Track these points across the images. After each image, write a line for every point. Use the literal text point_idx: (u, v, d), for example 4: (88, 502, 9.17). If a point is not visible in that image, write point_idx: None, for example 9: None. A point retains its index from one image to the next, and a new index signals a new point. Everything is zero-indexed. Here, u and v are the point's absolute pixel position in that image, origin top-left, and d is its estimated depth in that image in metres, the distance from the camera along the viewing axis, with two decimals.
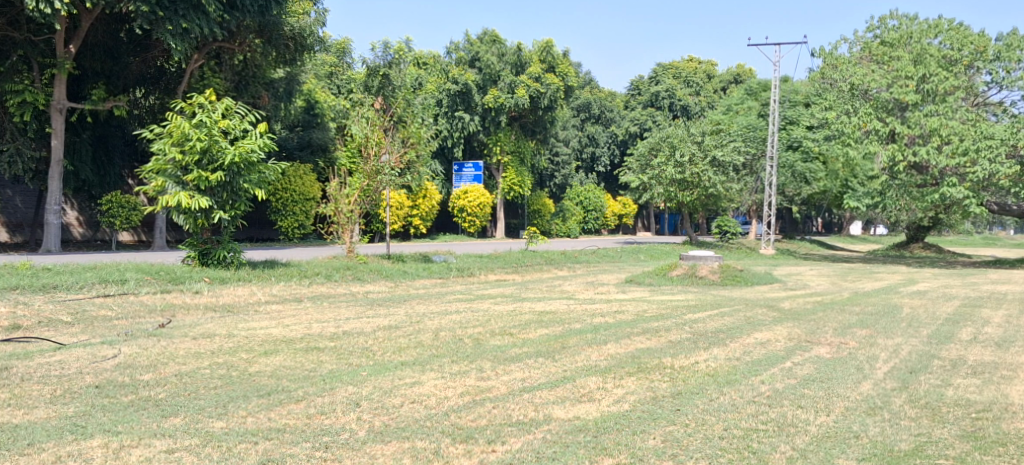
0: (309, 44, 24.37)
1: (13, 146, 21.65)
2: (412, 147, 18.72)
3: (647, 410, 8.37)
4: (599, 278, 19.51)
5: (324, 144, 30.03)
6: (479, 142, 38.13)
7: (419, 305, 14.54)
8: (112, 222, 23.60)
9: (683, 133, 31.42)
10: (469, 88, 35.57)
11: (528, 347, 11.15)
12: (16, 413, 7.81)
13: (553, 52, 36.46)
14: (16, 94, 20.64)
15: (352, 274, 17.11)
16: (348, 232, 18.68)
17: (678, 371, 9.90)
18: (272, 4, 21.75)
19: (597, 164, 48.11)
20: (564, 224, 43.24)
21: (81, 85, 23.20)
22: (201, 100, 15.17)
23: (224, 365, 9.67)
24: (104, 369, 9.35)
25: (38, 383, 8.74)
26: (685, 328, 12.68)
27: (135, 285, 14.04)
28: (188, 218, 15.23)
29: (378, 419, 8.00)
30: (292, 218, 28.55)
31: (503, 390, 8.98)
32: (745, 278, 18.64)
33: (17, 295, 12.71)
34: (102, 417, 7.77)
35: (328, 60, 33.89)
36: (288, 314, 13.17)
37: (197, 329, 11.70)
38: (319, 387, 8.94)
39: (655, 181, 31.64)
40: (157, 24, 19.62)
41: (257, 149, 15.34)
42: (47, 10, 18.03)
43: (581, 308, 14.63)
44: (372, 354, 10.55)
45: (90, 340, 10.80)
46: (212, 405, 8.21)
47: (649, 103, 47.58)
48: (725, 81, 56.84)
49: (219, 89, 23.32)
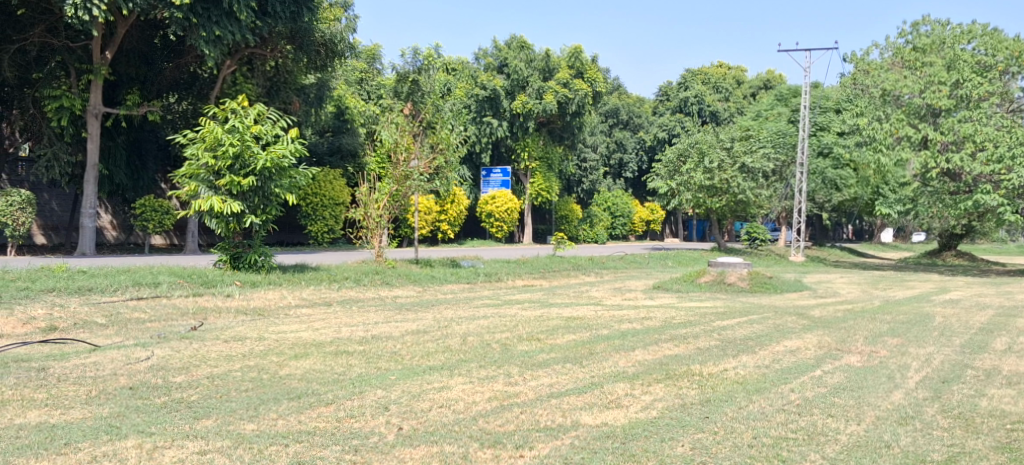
0: (339, 51, 24.51)
1: (51, 151, 22.04)
2: (441, 153, 18.74)
3: (675, 417, 8.35)
4: (627, 284, 19.50)
5: (353, 149, 30.32)
6: (507, 148, 38.19)
7: (447, 310, 14.57)
8: (145, 226, 23.86)
9: (713, 139, 31.24)
10: (497, 93, 35.65)
11: (555, 353, 11.14)
12: (53, 413, 7.94)
13: (582, 58, 36.47)
14: (55, 99, 21.00)
15: (381, 278, 17.22)
16: (376, 237, 18.82)
17: (707, 378, 9.85)
18: (304, 10, 21.87)
19: (625, 170, 47.93)
20: (591, 230, 43.40)
21: (116, 91, 23.55)
22: (234, 106, 15.31)
23: (255, 369, 9.76)
24: (138, 371, 9.47)
25: (74, 384, 8.88)
26: (714, 336, 12.60)
27: (168, 289, 14.21)
28: (220, 223, 15.42)
29: (407, 423, 8.05)
30: (322, 223, 28.88)
31: (531, 396, 8.98)
32: (775, 285, 18.54)
33: (53, 298, 12.95)
34: (135, 418, 7.88)
35: (358, 66, 34.03)
36: (317, 318, 13.26)
37: (228, 333, 11.79)
38: (348, 391, 9.00)
39: (684, 187, 31.60)
40: (191, 31, 19.94)
41: (289, 155, 15.50)
42: (85, 17, 18.29)
43: (608, 314, 14.62)
44: (400, 358, 10.59)
45: (123, 342, 10.95)
46: (243, 407, 8.30)
47: (677, 109, 46.95)
48: (755, 87, 56.74)
49: (251, 95, 23.56)
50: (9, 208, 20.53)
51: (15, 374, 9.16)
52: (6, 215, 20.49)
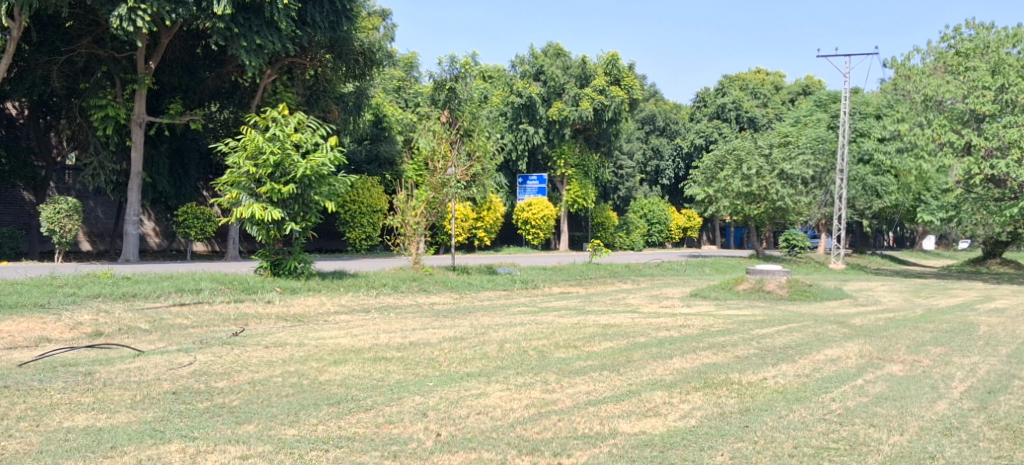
0: (377, 59, 24.87)
1: (96, 160, 22.47)
2: (477, 161, 18.82)
3: (714, 426, 8.29)
4: (664, 291, 19.40)
5: (391, 157, 30.60)
6: (543, 155, 38.21)
7: (483, 317, 14.59)
8: (187, 233, 24.22)
9: (751, 146, 30.98)
10: (533, 101, 35.72)
11: (592, 360, 11.11)
12: (99, 417, 8.09)
13: (619, 65, 36.08)
14: (100, 109, 21.39)
15: (418, 285, 17.31)
16: (413, 244, 18.96)
17: (746, 387, 9.76)
18: (342, 20, 22.16)
19: (661, 177, 47.74)
20: (628, 237, 43.20)
21: (159, 100, 23.95)
22: (274, 114, 15.51)
23: (296, 374, 9.87)
24: (181, 376, 9.62)
25: (119, 389, 9.04)
26: (753, 344, 12.49)
27: (210, 295, 14.39)
28: (261, 230, 15.65)
29: (445, 429, 8.08)
30: (360, 230, 29.10)
31: (568, 403, 8.97)
32: (814, 293, 18.34)
33: (99, 304, 13.20)
34: (178, 423, 7.99)
35: (396, 74, 34.27)
36: (356, 324, 13.37)
37: (269, 338, 11.94)
38: (387, 397, 9.06)
39: (721, 194, 31.42)
40: (233, 41, 20.23)
41: (328, 163, 15.66)
42: (130, 29, 18.62)
43: (646, 322, 14.55)
44: (438, 365, 10.62)
45: (166, 348, 11.13)
46: (284, 413, 8.39)
47: (715, 115, 46.64)
48: (794, 93, 56.33)
49: (291, 103, 23.83)
50: (56, 216, 21.01)
51: (63, 378, 9.36)
52: (53, 222, 20.95)
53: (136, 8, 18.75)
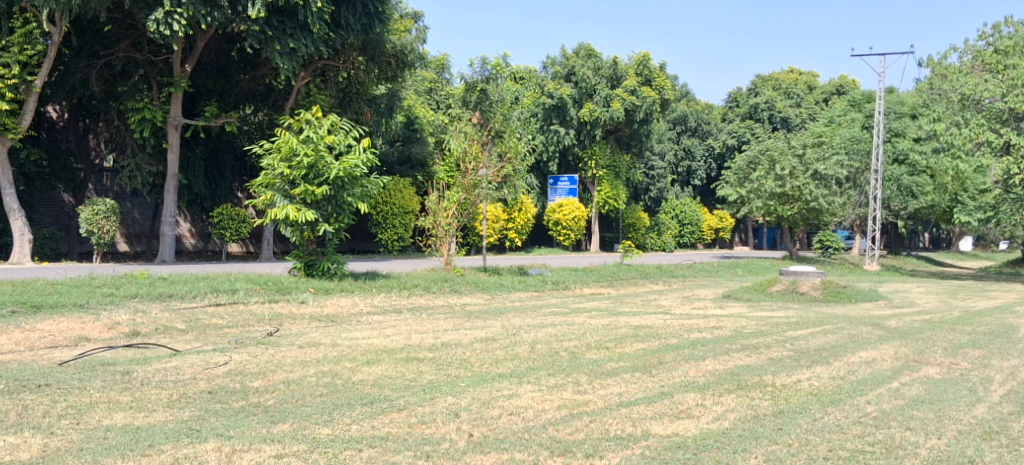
0: (409, 61, 25.05)
1: (134, 162, 22.79)
2: (508, 162, 18.79)
3: (748, 428, 8.24)
4: (696, 292, 19.29)
5: (423, 159, 30.79)
6: (574, 156, 38.19)
7: (515, 318, 14.62)
8: (222, 234, 24.49)
9: (784, 146, 30.72)
10: (564, 101, 35.79)
11: (624, 361, 11.09)
12: (137, 415, 8.20)
13: (650, 65, 36.14)
14: (137, 111, 21.66)
15: (449, 285, 17.37)
16: (445, 245, 19.06)
17: (780, 389, 9.70)
18: (375, 22, 22.30)
19: (694, 177, 47.16)
20: (659, 238, 43.01)
21: (195, 102, 24.26)
22: (308, 116, 15.65)
23: (329, 374, 9.95)
24: (217, 376, 9.74)
25: (157, 388, 9.17)
26: (787, 346, 12.39)
27: (245, 295, 14.56)
28: (295, 231, 15.82)
29: (477, 429, 8.11)
30: (392, 231, 29.28)
31: (600, 405, 8.96)
32: (849, 294, 18.15)
33: (136, 304, 13.40)
34: (215, 422, 8.09)
35: (428, 76, 34.41)
36: (388, 324, 13.46)
37: (303, 338, 12.05)
38: (419, 397, 9.10)
39: (754, 195, 31.21)
40: (268, 44, 20.43)
41: (361, 164, 15.78)
42: (166, 32, 18.87)
43: (677, 323, 14.49)
44: (470, 365, 10.66)
45: (202, 347, 11.27)
46: (318, 412, 8.47)
47: (747, 115, 46.48)
48: (828, 92, 55.93)
49: (324, 105, 24.00)
50: (94, 217, 21.33)
51: (102, 377, 9.51)
52: (92, 224, 21.25)
53: (173, 12, 19.01)
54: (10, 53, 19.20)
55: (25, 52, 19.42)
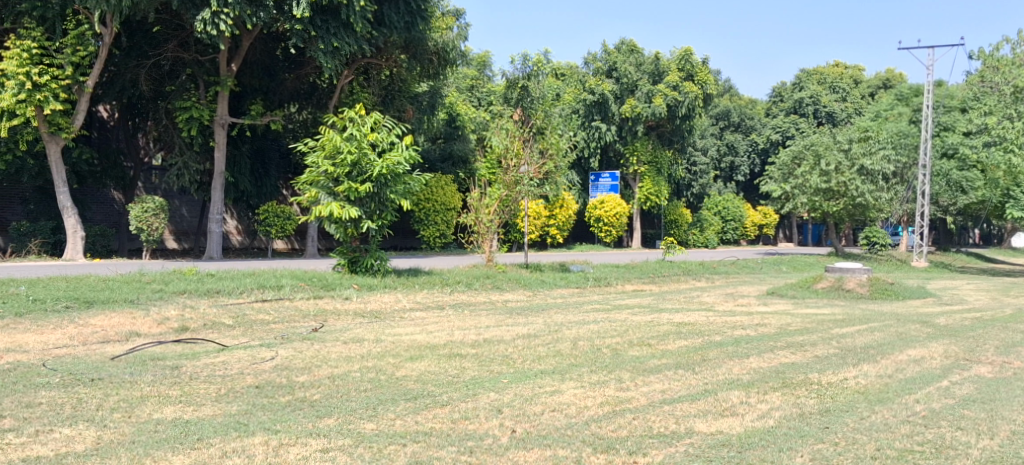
0: (451, 59, 25.16)
1: (181, 160, 23.20)
2: (550, 158, 18.84)
3: (793, 427, 8.15)
4: (739, 289, 19.12)
5: (465, 156, 30.88)
6: (616, 152, 37.98)
7: (556, 314, 14.61)
8: (268, 231, 24.81)
9: (829, 141, 30.31)
10: (605, 98, 35.83)
11: (666, 359, 11.03)
12: (186, 409, 8.36)
13: (692, 60, 35.65)
14: (185, 111, 21.97)
15: (491, 282, 17.42)
16: (487, 242, 19.13)
17: (826, 387, 9.58)
18: (417, 20, 22.42)
19: (736, 173, 46.90)
20: (702, 235, 42.66)
21: (241, 101, 24.59)
22: (351, 114, 15.77)
23: (373, 370, 10.05)
24: (264, 371, 9.89)
25: (205, 382, 9.35)
26: (833, 344, 12.22)
27: (290, 291, 14.76)
28: (339, 228, 15.99)
29: (520, 426, 8.13)
30: (434, 228, 29.48)
31: (643, 402, 8.93)
32: (896, 291, 17.88)
33: (184, 300, 13.65)
34: (262, 416, 8.22)
35: (469, 73, 34.53)
36: (431, 321, 13.54)
37: (347, 334, 12.18)
38: (462, 393, 9.16)
39: (799, 191, 30.82)
40: (312, 43, 20.63)
41: (404, 162, 15.88)
42: (213, 32, 19.15)
43: (721, 320, 14.38)
44: (512, 362, 10.69)
45: (250, 343, 11.45)
46: (362, 407, 8.56)
47: (792, 110, 45.84)
48: (874, 86, 55.26)
49: (367, 103, 24.38)
50: (143, 214, 21.77)
51: (153, 372, 9.71)
52: (141, 221, 21.73)
53: (220, 12, 19.28)
54: (64, 55, 19.75)
55: (78, 53, 19.90)
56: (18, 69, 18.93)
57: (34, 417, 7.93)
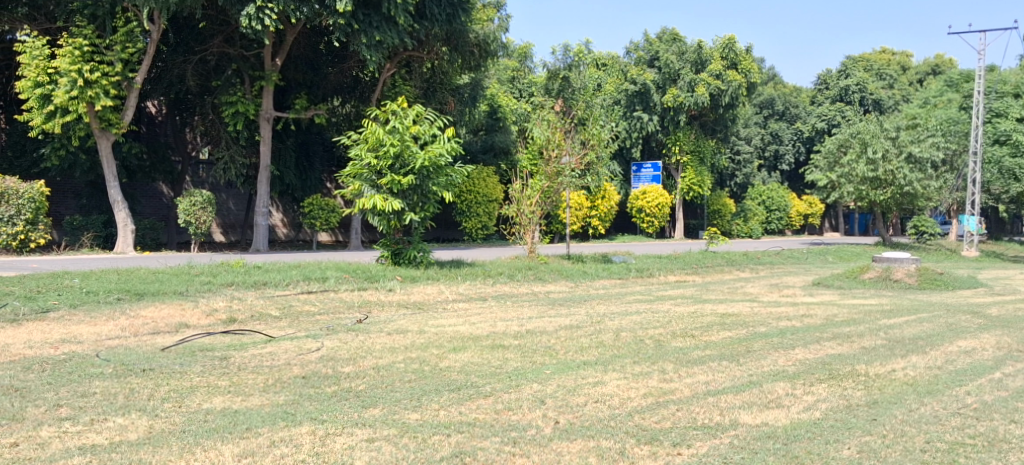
0: (492, 50, 25.14)
1: (228, 154, 23.56)
2: (592, 149, 18.63)
3: (840, 419, 8.06)
4: (785, 280, 18.89)
5: (506, 147, 30.90)
6: (658, 142, 37.73)
7: (599, 305, 14.60)
8: (313, 224, 25.10)
9: (876, 128, 29.76)
10: (647, 88, 35.75)
11: (710, 350, 10.95)
12: (235, 399, 8.52)
13: (736, 48, 35.26)
14: (231, 105, 22.27)
15: (534, 273, 17.44)
16: (529, 233, 19.18)
17: (874, 379, 9.45)
18: (459, 12, 22.49)
19: (781, 162, 46.29)
20: (745, 225, 42.23)
21: (285, 95, 24.88)
22: (394, 107, 15.86)
23: (417, 361, 10.14)
24: (310, 361, 10.03)
25: (253, 373, 9.51)
26: (881, 335, 12.04)
27: (335, 283, 14.94)
28: (382, 221, 16.10)
29: (563, 417, 8.14)
30: (476, 219, 29.60)
31: (687, 393, 8.89)
32: (946, 281, 17.58)
33: (232, 292, 13.89)
34: (308, 406, 8.34)
35: (511, 64, 34.57)
36: (473, 312, 13.60)
37: (391, 326, 12.30)
38: (505, 384, 9.20)
39: (845, 179, 30.31)
40: (354, 37, 20.77)
41: (446, 153, 15.94)
42: (258, 28, 19.38)
43: (766, 311, 14.24)
44: (555, 353, 10.71)
45: (296, 334, 11.62)
46: (407, 398, 8.65)
47: (838, 98, 44.96)
48: (922, 73, 54.20)
49: (409, 96, 24.45)
50: (192, 208, 22.16)
51: (202, 362, 9.89)
52: (189, 214, 22.12)
53: (264, 7, 19.51)
54: (114, 52, 20.15)
55: (127, 50, 20.30)
56: (70, 66, 19.35)
57: (89, 406, 8.14)
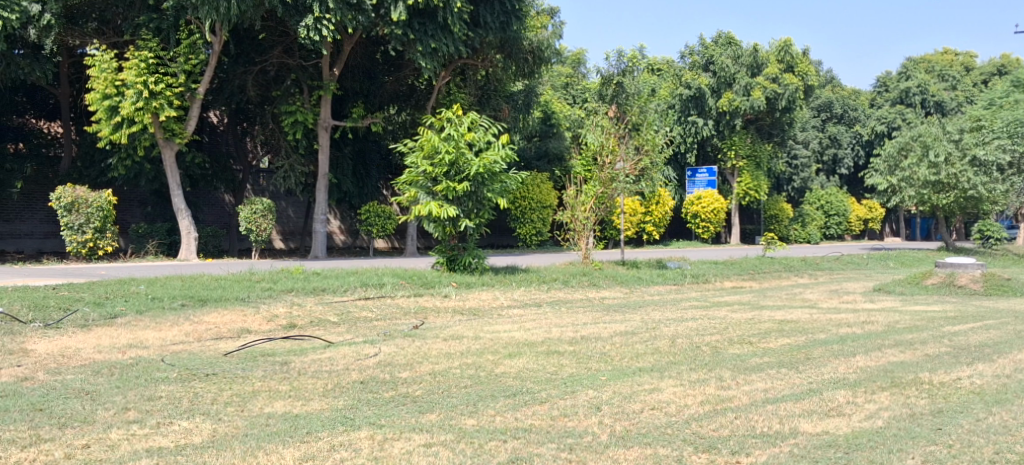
0: (547, 57, 25.13)
1: (288, 163, 24.00)
2: (646, 154, 18.58)
3: (904, 428, 7.90)
4: (844, 286, 18.55)
5: (560, 153, 30.95)
6: (713, 147, 37.42)
7: (654, 311, 14.53)
8: (369, 231, 25.42)
9: (938, 131, 29.16)
10: (702, 91, 35.16)
11: (769, 357, 10.83)
12: (296, 404, 8.68)
13: (792, 51, 35.14)
14: (290, 115, 22.67)
15: (588, 279, 17.42)
16: (583, 239, 19.23)
17: (938, 387, 9.23)
18: (513, 19, 22.59)
19: (840, 167, 45.20)
20: (804, 230, 41.55)
21: (343, 105, 25.27)
22: (449, 115, 16.00)
23: (473, 366, 10.21)
24: (368, 367, 10.17)
25: (313, 377, 9.68)
26: (945, 342, 11.75)
27: (392, 289, 15.12)
28: (438, 227, 16.27)
29: (619, 423, 8.13)
30: (531, 225, 29.67)
31: (745, 401, 8.80)
32: (1014, 288, 17.02)
33: (292, 298, 14.16)
34: (367, 411, 8.46)
35: (564, 71, 34.60)
36: (528, 318, 13.63)
37: (447, 331, 12.41)
38: (561, 390, 9.21)
39: (907, 183, 29.78)
40: (410, 46, 21.01)
41: (501, 160, 16.02)
42: (316, 38, 19.72)
43: (825, 318, 13.99)
44: (610, 359, 10.69)
45: (354, 339, 11.78)
46: (463, 403, 8.71)
47: (898, 100, 44.45)
48: (987, 73, 52.69)
49: (463, 103, 24.66)
50: (253, 215, 22.62)
51: (263, 367, 10.10)
52: (250, 222, 22.58)
53: (322, 18, 19.87)
54: (178, 64, 20.68)
55: (190, 62, 20.81)
56: (136, 78, 19.92)
57: (155, 410, 8.37)
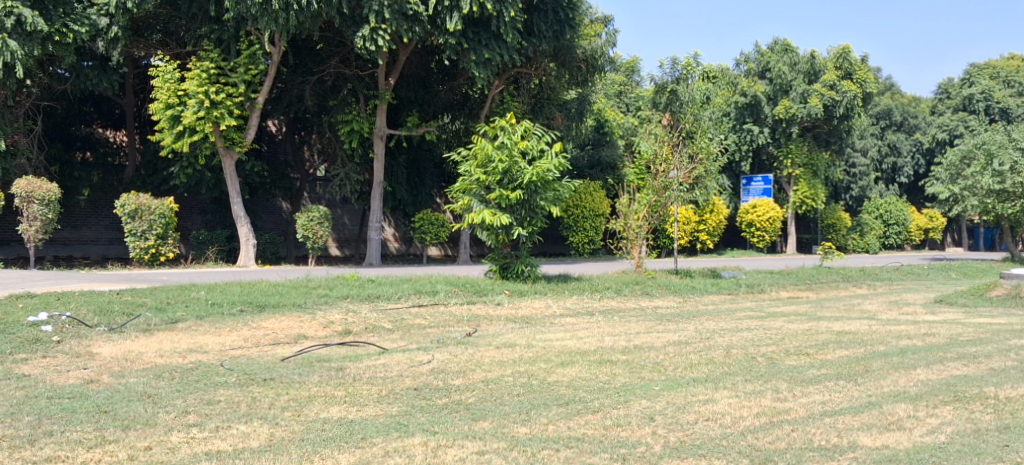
0: (600, 66, 25.16)
1: (343, 171, 24.30)
2: (701, 163, 18.33)
3: (968, 444, 7.69)
4: (905, 297, 18.09)
5: (613, 162, 30.83)
6: (770, 155, 37.04)
7: (709, 321, 14.34)
8: (423, 238, 25.60)
9: (1004, 138, 28.31)
10: (758, 99, 34.99)
11: (827, 369, 10.63)
12: (351, 409, 8.77)
13: (850, 58, 34.52)
14: (347, 124, 23.08)
15: (641, 288, 17.36)
16: (636, 248, 19.14)
17: (1004, 402, 8.97)
18: (566, 28, 22.64)
19: (900, 175, 44.42)
20: (862, 239, 40.65)
21: (398, 114, 25.54)
22: (503, 124, 16.08)
23: (526, 374, 10.22)
24: (421, 373, 10.24)
25: (368, 383, 9.80)
26: (1011, 356, 11.41)
27: (445, 297, 15.22)
28: (491, 235, 16.34)
29: (674, 434, 8.06)
30: (583, 234, 29.65)
31: (803, 413, 8.65)
32: None
33: (347, 304, 14.35)
34: (421, 417, 8.52)
35: (618, 79, 34.37)
36: (581, 327, 13.57)
37: (500, 339, 12.44)
38: (614, 399, 9.17)
39: (970, 192, 29.07)
40: (464, 55, 21.20)
41: (553, 169, 16.01)
42: (372, 48, 19.99)
43: (885, 329, 13.69)
44: (663, 369, 10.62)
45: (407, 346, 11.88)
46: (516, 411, 8.72)
47: (960, 107, 43.86)
48: None
49: (517, 111, 24.77)
50: (309, 223, 22.95)
51: (319, 373, 10.24)
52: (307, 229, 22.91)
53: (378, 28, 20.09)
54: (237, 74, 21.09)
55: (250, 72, 21.20)
56: (198, 88, 20.41)
57: (214, 413, 8.54)
